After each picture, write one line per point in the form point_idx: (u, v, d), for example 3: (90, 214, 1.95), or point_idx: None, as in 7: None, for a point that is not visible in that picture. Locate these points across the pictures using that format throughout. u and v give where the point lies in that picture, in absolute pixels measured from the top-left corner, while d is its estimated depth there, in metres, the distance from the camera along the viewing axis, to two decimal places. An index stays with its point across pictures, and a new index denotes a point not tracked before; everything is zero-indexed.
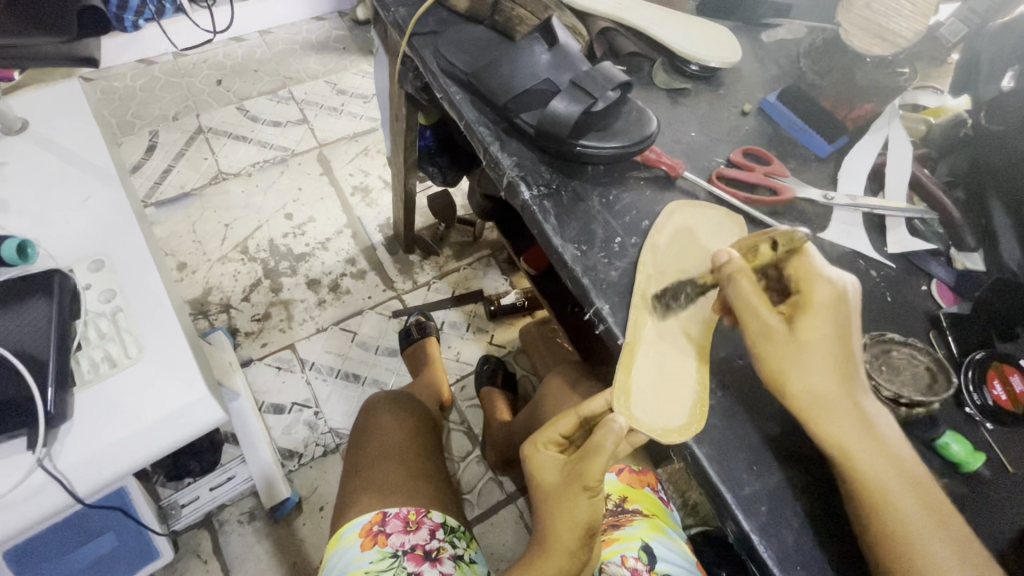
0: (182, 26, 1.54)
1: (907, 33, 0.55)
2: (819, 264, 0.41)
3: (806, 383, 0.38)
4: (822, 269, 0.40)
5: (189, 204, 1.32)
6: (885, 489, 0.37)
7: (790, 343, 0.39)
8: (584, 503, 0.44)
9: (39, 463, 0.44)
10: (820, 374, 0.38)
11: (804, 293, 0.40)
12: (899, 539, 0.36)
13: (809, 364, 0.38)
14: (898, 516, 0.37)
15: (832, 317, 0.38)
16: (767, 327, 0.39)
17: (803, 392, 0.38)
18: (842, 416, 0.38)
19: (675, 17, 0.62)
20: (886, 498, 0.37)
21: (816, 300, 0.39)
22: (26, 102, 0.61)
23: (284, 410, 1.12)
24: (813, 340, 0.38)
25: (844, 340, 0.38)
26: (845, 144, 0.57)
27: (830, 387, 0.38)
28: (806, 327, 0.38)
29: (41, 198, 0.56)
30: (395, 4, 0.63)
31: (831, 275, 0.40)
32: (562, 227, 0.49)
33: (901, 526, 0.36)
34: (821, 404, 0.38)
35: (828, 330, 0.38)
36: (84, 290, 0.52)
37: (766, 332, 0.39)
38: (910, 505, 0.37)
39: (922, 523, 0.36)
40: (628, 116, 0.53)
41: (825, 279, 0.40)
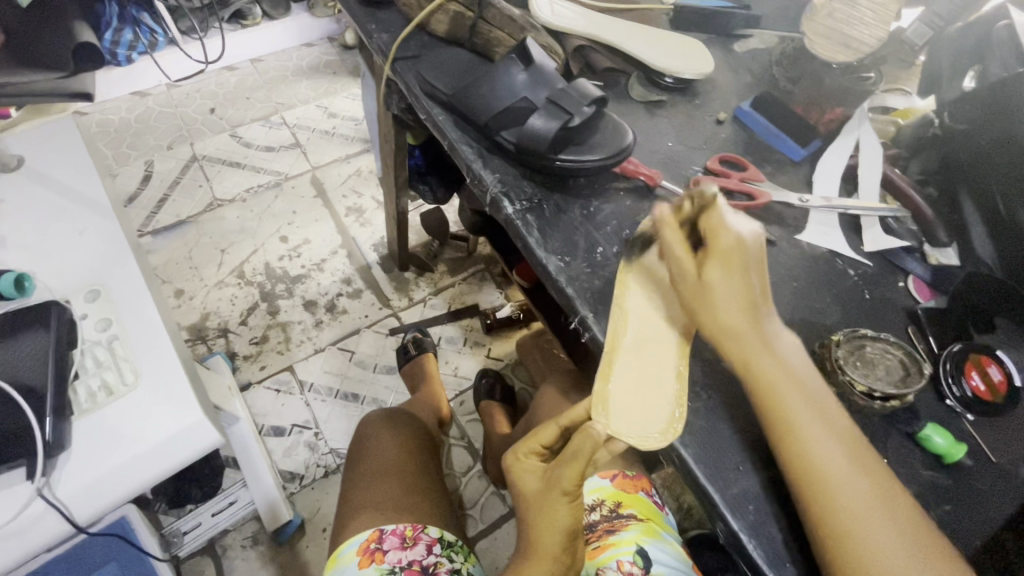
0: (175, 57, 1.58)
1: (869, 39, 0.57)
2: (728, 213, 0.42)
3: (715, 317, 0.40)
4: (728, 218, 0.42)
5: (186, 231, 1.34)
6: (842, 494, 0.36)
7: (699, 280, 0.41)
8: (564, 508, 0.45)
9: (39, 492, 0.44)
10: (731, 310, 0.40)
11: (709, 241, 0.42)
12: (853, 549, 0.35)
13: (719, 302, 0.40)
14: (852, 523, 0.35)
15: (735, 260, 0.41)
16: (681, 270, 0.42)
17: (713, 325, 0.41)
18: (786, 393, 0.39)
19: (649, 32, 0.64)
20: (842, 505, 0.36)
21: (719, 245, 0.41)
22: (22, 141, 0.62)
23: (284, 432, 1.12)
24: (719, 279, 0.41)
25: (747, 281, 0.40)
26: (818, 147, 0.59)
27: (740, 321, 0.40)
28: (711, 270, 0.41)
29: (38, 232, 0.57)
30: (378, 30, 0.64)
31: (736, 226, 0.41)
32: (546, 240, 0.51)
33: (858, 533, 0.35)
34: (731, 337, 0.40)
35: (731, 271, 0.40)
36: (80, 320, 0.53)
37: (681, 274, 0.42)
38: (874, 513, 0.35)
39: (882, 534, 0.35)
40: (604, 130, 0.55)
41: (729, 227, 0.41)
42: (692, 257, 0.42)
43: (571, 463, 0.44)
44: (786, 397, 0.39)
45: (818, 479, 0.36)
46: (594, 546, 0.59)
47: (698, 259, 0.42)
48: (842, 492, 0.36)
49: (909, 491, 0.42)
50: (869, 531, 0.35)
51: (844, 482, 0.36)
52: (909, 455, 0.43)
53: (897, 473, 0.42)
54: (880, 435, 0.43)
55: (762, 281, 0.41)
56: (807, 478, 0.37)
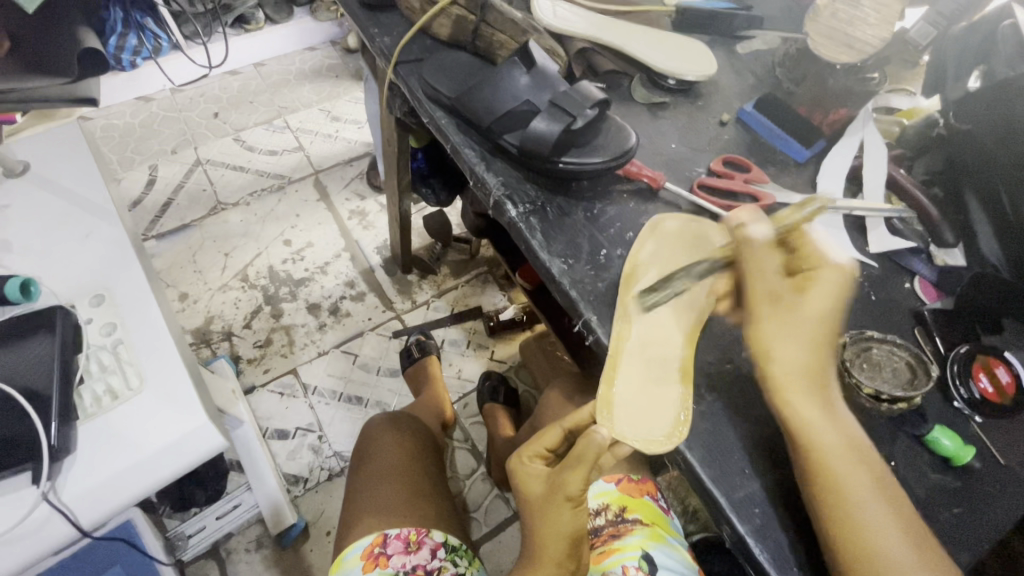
0: (179, 62, 1.59)
1: (872, 41, 0.56)
2: (829, 249, 0.44)
3: (796, 347, 0.40)
4: (830, 255, 0.43)
5: (189, 235, 1.34)
6: (855, 505, 0.37)
7: (790, 307, 0.41)
8: (567, 512, 0.45)
9: (44, 496, 0.44)
10: (804, 346, 0.40)
11: (815, 269, 0.43)
12: (867, 559, 0.35)
13: (799, 333, 0.40)
14: (866, 531, 0.36)
15: (831, 294, 0.41)
16: (777, 292, 0.42)
17: (791, 354, 0.40)
18: (819, 407, 0.39)
19: (651, 34, 0.64)
20: (857, 514, 0.36)
21: (825, 275, 0.42)
22: (27, 146, 0.63)
23: (287, 435, 1.13)
24: (821, 305, 0.41)
25: (838, 316, 0.41)
26: (822, 147, 0.59)
27: (815, 357, 0.40)
28: (817, 295, 0.41)
29: (43, 237, 0.57)
30: (381, 34, 0.65)
31: (843, 261, 0.43)
32: (549, 242, 0.51)
33: (873, 543, 0.35)
34: (803, 370, 0.40)
35: (825, 304, 0.41)
36: (85, 324, 0.53)
37: (774, 296, 0.42)
38: (882, 519, 0.36)
39: (894, 543, 0.36)
40: (607, 132, 0.55)
41: (833, 261, 0.43)
42: (793, 283, 0.43)
43: (574, 466, 0.43)
44: (819, 413, 0.39)
45: (834, 488, 0.37)
46: (600, 551, 0.58)
47: (796, 284, 0.43)
48: (857, 500, 0.37)
49: (917, 494, 0.41)
50: (882, 540, 0.36)
51: (858, 492, 0.37)
52: (916, 458, 0.42)
53: (905, 476, 0.42)
54: (887, 437, 0.43)
55: (839, 324, 0.42)
56: (824, 486, 0.37)
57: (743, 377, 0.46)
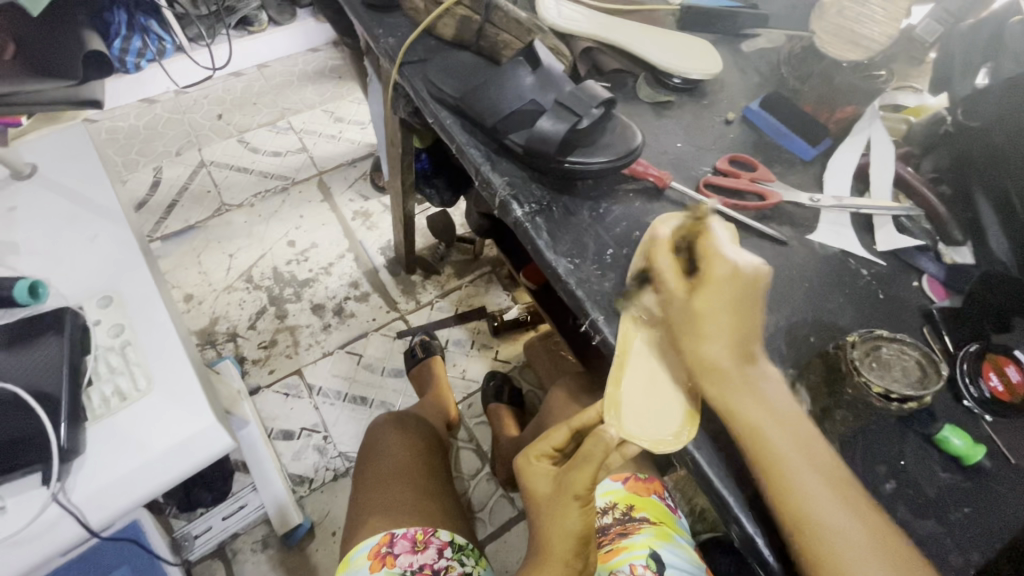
0: (183, 64, 1.59)
1: (879, 37, 0.57)
2: (723, 243, 0.42)
3: (700, 350, 0.40)
4: (723, 247, 0.41)
5: (194, 236, 1.35)
6: (802, 495, 0.37)
7: (686, 309, 0.41)
8: (576, 512, 0.44)
9: (53, 497, 0.45)
10: (714, 343, 0.40)
11: (704, 269, 0.41)
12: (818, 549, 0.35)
13: (702, 334, 0.40)
14: (812, 520, 0.36)
15: (726, 290, 0.40)
16: (670, 295, 0.42)
17: (697, 356, 0.41)
18: (743, 400, 0.39)
19: (656, 33, 0.64)
20: (804, 505, 0.37)
21: (713, 275, 0.40)
22: (34, 149, 0.63)
23: (293, 435, 1.13)
24: (708, 308, 0.40)
25: (736, 313, 0.40)
26: (828, 146, 0.59)
27: (725, 358, 0.40)
28: (702, 297, 0.40)
29: (51, 239, 0.58)
30: (385, 35, 0.65)
31: (732, 256, 0.41)
32: (555, 242, 0.51)
33: (829, 544, 0.35)
34: (713, 373, 0.40)
35: (721, 301, 0.40)
36: (93, 326, 0.53)
37: (669, 299, 0.42)
38: (841, 519, 0.36)
39: (845, 533, 0.36)
40: (612, 131, 0.54)
41: (725, 257, 0.41)
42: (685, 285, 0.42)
43: (581, 465, 0.43)
44: (747, 405, 0.39)
45: (779, 478, 0.37)
46: (607, 550, 0.58)
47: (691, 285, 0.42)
48: (812, 500, 0.37)
49: (928, 494, 0.41)
50: (831, 530, 0.36)
51: (803, 481, 0.37)
52: (927, 457, 0.42)
53: (915, 476, 0.42)
54: (895, 436, 0.43)
55: (752, 316, 0.40)
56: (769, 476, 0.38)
57: None
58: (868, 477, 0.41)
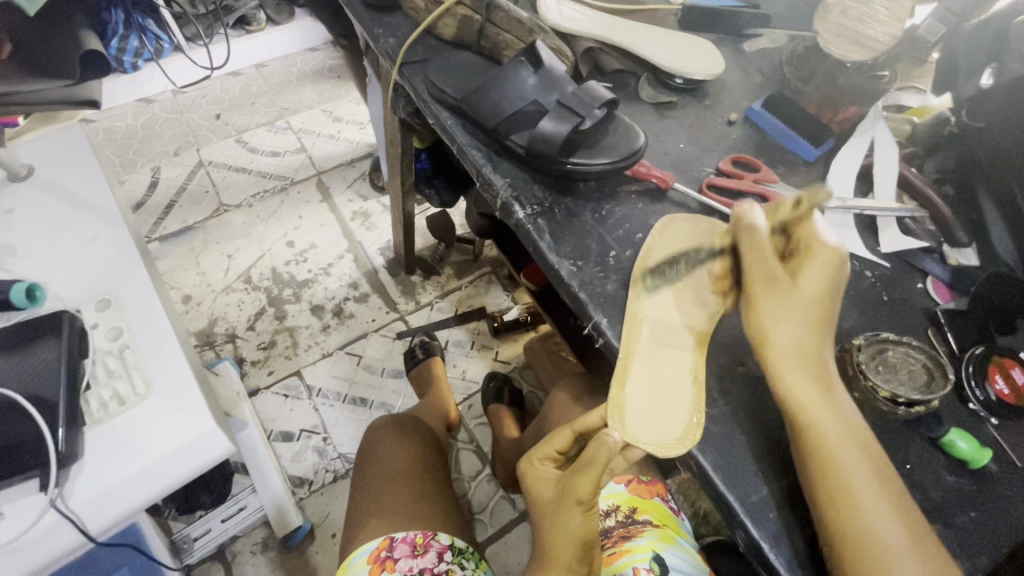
0: (181, 64, 1.58)
1: (884, 37, 0.55)
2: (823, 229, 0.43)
3: (788, 329, 0.40)
4: (826, 235, 0.42)
5: (192, 237, 1.34)
6: (853, 482, 0.36)
7: (787, 286, 0.41)
8: (578, 516, 0.44)
9: (51, 504, 0.44)
10: (801, 328, 0.40)
11: (807, 252, 0.42)
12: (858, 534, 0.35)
13: (793, 317, 0.40)
14: (858, 508, 0.36)
15: (826, 275, 0.41)
16: (768, 273, 0.41)
17: (782, 336, 0.40)
18: (816, 384, 0.39)
19: (657, 33, 0.63)
20: (851, 493, 0.36)
21: (817, 258, 0.41)
22: (31, 150, 0.63)
23: (292, 437, 1.12)
24: (808, 289, 0.40)
25: (829, 300, 0.40)
26: (831, 147, 0.58)
27: (812, 340, 0.40)
28: (806, 279, 0.40)
29: (48, 241, 0.57)
30: (385, 35, 0.64)
31: (835, 243, 0.42)
32: (557, 244, 0.50)
33: (871, 543, 0.35)
34: (800, 354, 0.39)
35: (821, 284, 0.40)
36: (91, 329, 0.53)
37: (766, 275, 0.41)
38: (887, 522, 0.35)
39: (887, 524, 0.35)
40: (615, 132, 0.54)
41: (828, 243, 0.42)
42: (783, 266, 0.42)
43: (584, 469, 0.43)
44: (816, 390, 0.39)
45: (834, 463, 0.37)
46: (610, 552, 0.57)
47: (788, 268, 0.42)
48: (863, 498, 0.36)
49: (934, 497, 0.41)
50: (875, 517, 0.35)
51: (855, 470, 0.37)
52: (932, 461, 0.42)
53: (921, 479, 0.41)
54: (900, 440, 0.43)
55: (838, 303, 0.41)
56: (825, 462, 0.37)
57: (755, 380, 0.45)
58: None
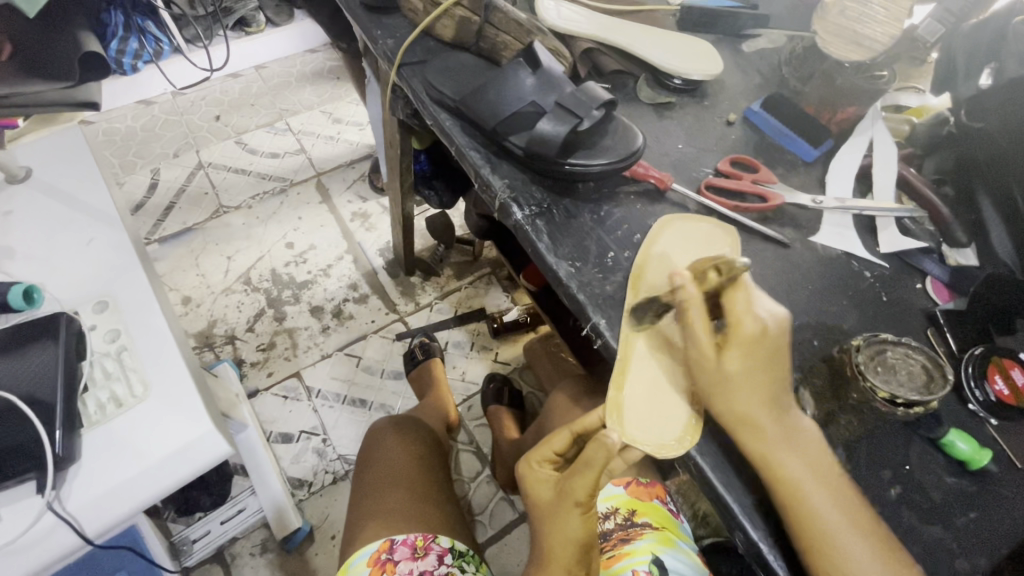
0: (180, 65, 1.58)
1: (882, 37, 0.56)
2: (753, 297, 0.43)
3: (732, 406, 0.40)
4: (754, 305, 0.42)
5: (192, 239, 1.34)
6: (830, 530, 0.37)
7: (718, 364, 0.41)
8: (576, 518, 0.44)
9: (48, 506, 0.44)
10: (751, 395, 0.40)
11: (733, 325, 0.42)
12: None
13: (742, 386, 0.40)
14: (838, 560, 0.36)
15: (760, 347, 0.41)
16: (700, 351, 0.41)
17: (728, 413, 0.40)
18: (778, 446, 0.39)
19: (655, 33, 0.63)
20: (831, 541, 0.36)
21: (743, 332, 0.41)
22: (29, 152, 0.62)
23: (292, 439, 1.12)
24: (739, 366, 0.40)
25: (767, 371, 0.40)
26: (830, 147, 0.58)
27: (760, 412, 0.40)
28: (732, 358, 0.40)
29: (46, 243, 0.57)
30: (383, 36, 0.64)
31: (759, 312, 0.42)
32: (556, 245, 0.50)
33: None
34: (750, 429, 0.39)
35: (752, 361, 0.40)
36: (89, 331, 0.53)
37: (698, 355, 0.41)
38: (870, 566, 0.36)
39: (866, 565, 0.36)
40: (613, 133, 0.54)
41: (753, 314, 0.42)
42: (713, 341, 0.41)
43: (583, 471, 0.43)
44: (777, 448, 0.39)
45: (817, 528, 0.37)
46: (610, 555, 0.57)
47: (719, 341, 0.42)
48: (847, 548, 0.36)
49: (933, 499, 0.41)
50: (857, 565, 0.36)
51: (829, 518, 0.37)
52: (932, 463, 0.42)
53: (920, 481, 0.41)
54: (901, 441, 0.42)
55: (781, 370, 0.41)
56: (801, 514, 0.37)
57: None
58: (874, 482, 0.41)
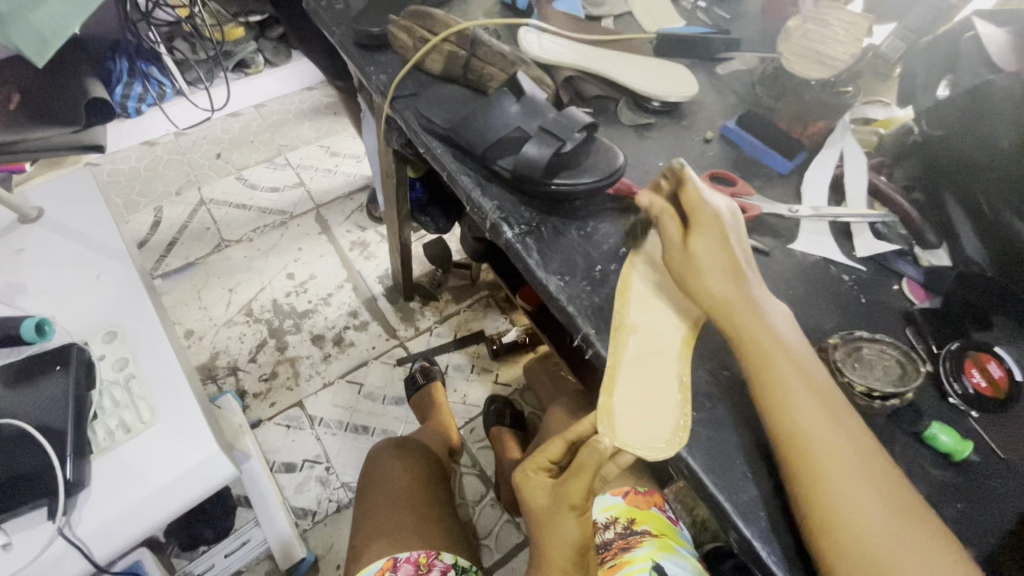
0: (182, 107, 1.64)
1: (842, 56, 0.59)
2: (704, 191, 0.48)
3: (705, 287, 0.44)
4: (707, 196, 0.47)
5: (194, 273, 1.37)
6: (802, 416, 0.39)
7: (685, 256, 0.45)
8: (572, 520, 0.45)
9: (59, 531, 0.45)
10: (718, 279, 0.44)
11: (692, 216, 0.47)
12: (803, 462, 0.38)
13: (707, 273, 0.44)
14: (808, 434, 0.38)
15: (715, 231, 0.45)
16: (670, 243, 0.47)
17: (705, 296, 0.44)
18: (748, 318, 0.43)
19: (630, 60, 0.67)
20: (801, 422, 0.39)
21: (699, 221, 0.46)
22: (40, 194, 0.66)
23: (295, 468, 1.13)
24: (703, 249, 0.45)
25: (729, 250, 0.45)
26: (804, 159, 0.61)
27: (727, 287, 0.44)
28: (696, 243, 0.45)
29: (57, 279, 0.59)
30: (376, 72, 0.68)
31: (713, 204, 0.47)
32: (545, 261, 0.53)
33: (834, 490, 0.36)
34: (726, 308, 0.43)
35: (711, 245, 0.45)
36: (98, 361, 0.54)
37: (668, 247, 0.47)
38: (850, 467, 0.37)
39: (827, 433, 0.38)
40: (595, 154, 0.57)
41: (707, 205, 0.47)
42: (679, 233, 0.47)
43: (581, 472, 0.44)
44: (750, 324, 0.43)
45: (787, 420, 0.39)
46: (610, 564, 0.57)
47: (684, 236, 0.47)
48: (819, 438, 0.38)
49: (921, 492, 0.42)
50: (828, 446, 0.38)
51: (803, 402, 0.39)
52: (918, 457, 0.43)
53: (906, 473, 0.42)
54: (886, 436, 0.44)
55: (743, 249, 0.46)
56: (762, 379, 0.41)
57: (743, 384, 0.47)
58: None
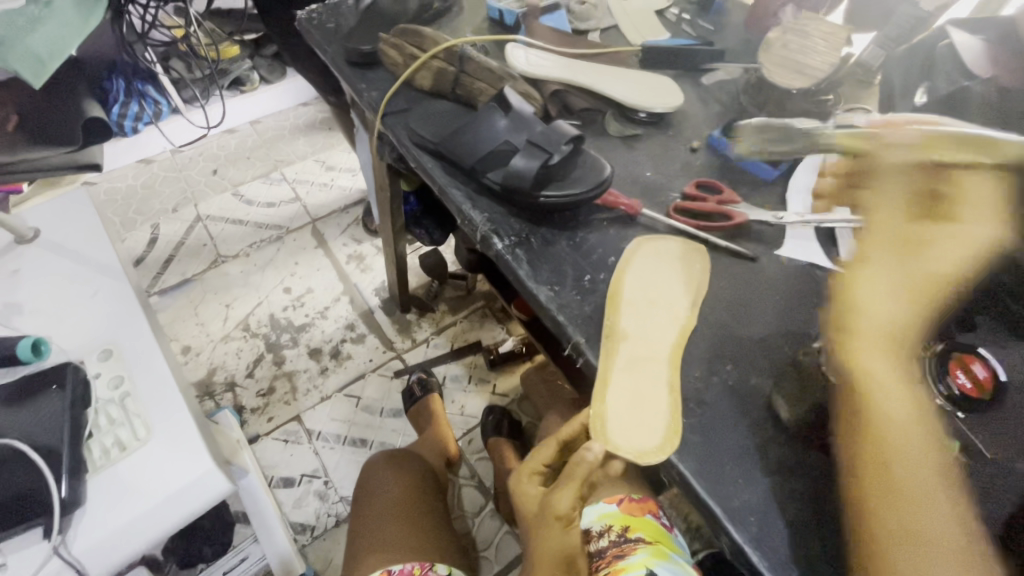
0: (178, 125, 1.66)
1: (821, 66, 0.60)
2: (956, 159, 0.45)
3: (867, 285, 0.44)
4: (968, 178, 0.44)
5: (191, 289, 1.38)
6: (890, 422, 0.40)
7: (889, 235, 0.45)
8: (559, 528, 0.48)
9: (55, 550, 0.45)
10: (892, 279, 0.43)
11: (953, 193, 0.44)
12: (878, 462, 0.39)
13: (906, 264, 0.43)
14: (892, 439, 0.40)
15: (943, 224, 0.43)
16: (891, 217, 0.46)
17: (865, 303, 0.43)
18: (886, 323, 0.43)
19: (616, 72, 0.68)
20: (883, 425, 0.40)
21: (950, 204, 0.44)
22: (37, 214, 0.67)
23: (293, 482, 1.13)
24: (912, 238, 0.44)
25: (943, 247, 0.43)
26: (789, 167, 0.62)
27: (905, 288, 0.43)
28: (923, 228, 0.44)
29: (53, 298, 0.60)
30: (367, 89, 0.69)
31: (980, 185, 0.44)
32: (535, 272, 0.54)
33: (904, 490, 0.38)
34: (869, 307, 0.44)
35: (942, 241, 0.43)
36: (93, 379, 0.55)
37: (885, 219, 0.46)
38: (919, 471, 0.38)
39: (907, 439, 0.40)
40: (583, 165, 0.58)
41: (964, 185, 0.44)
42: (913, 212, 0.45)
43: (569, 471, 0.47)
44: (874, 326, 0.43)
45: (870, 421, 0.41)
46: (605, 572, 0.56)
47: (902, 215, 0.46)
48: (899, 443, 0.39)
49: None
50: (907, 452, 0.39)
51: (890, 408, 0.40)
52: None
53: None
54: None
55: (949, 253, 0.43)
56: (857, 386, 0.42)
57: (732, 390, 0.47)
58: None
